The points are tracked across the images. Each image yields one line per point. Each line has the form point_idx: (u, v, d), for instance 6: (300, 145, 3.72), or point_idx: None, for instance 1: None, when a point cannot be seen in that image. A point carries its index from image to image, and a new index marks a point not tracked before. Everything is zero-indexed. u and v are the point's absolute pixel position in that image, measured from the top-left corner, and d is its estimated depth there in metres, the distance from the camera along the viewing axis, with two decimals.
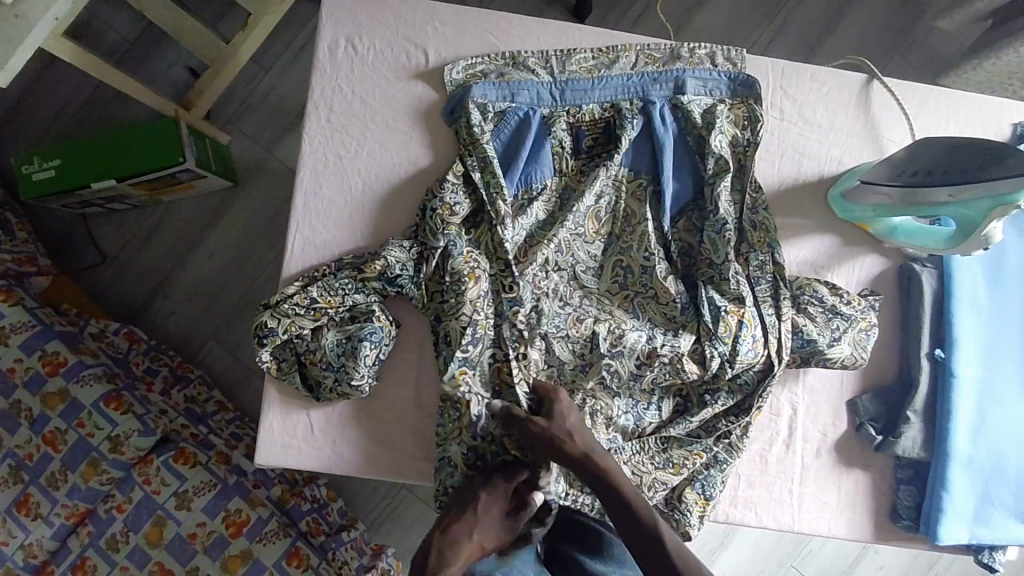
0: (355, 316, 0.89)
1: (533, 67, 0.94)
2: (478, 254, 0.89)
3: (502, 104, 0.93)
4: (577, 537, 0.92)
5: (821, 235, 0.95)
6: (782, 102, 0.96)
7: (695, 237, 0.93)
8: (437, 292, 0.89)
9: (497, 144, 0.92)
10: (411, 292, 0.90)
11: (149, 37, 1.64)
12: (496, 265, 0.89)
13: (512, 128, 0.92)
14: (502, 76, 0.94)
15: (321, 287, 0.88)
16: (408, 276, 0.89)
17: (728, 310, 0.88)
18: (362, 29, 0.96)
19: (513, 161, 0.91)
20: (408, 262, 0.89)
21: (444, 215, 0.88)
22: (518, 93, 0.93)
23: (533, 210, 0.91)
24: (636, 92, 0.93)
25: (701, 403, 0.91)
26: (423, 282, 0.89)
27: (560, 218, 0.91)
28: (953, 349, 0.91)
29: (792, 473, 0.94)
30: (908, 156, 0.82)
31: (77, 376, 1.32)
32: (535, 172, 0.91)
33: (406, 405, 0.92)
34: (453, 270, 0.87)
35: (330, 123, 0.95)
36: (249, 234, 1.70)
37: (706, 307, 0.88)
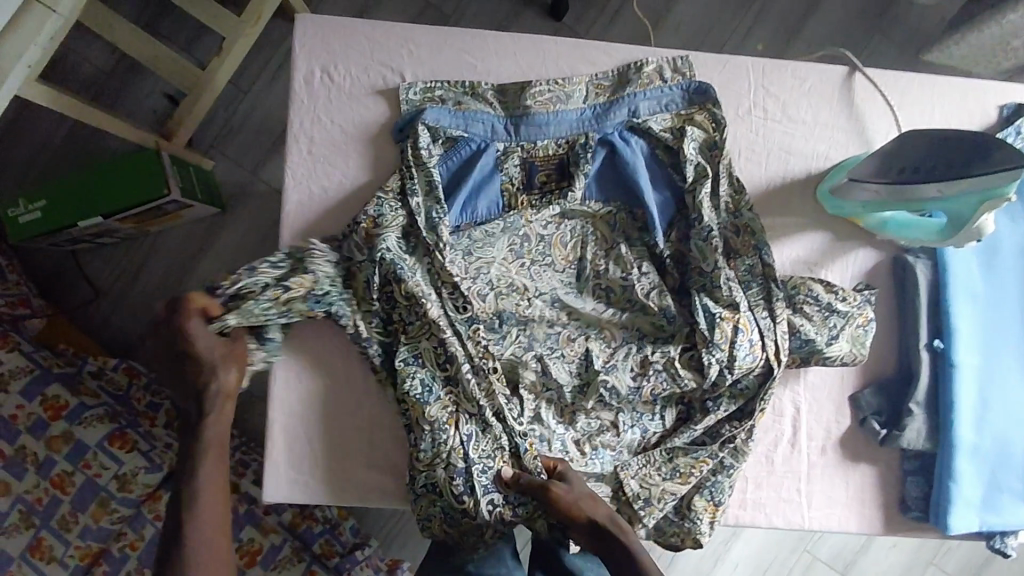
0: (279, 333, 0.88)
1: (489, 101, 0.93)
2: (425, 271, 0.89)
3: (456, 132, 0.91)
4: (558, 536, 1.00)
5: (812, 233, 0.94)
6: (763, 102, 0.95)
7: (686, 245, 0.93)
8: (363, 310, 0.89)
9: (444, 170, 0.92)
10: (339, 312, 0.88)
11: (125, 66, 1.62)
12: (447, 289, 0.89)
13: (462, 159, 0.92)
14: (459, 105, 0.93)
15: (239, 316, 0.83)
16: (334, 293, 0.88)
17: (723, 316, 0.88)
18: (337, 56, 0.94)
19: (457, 189, 0.91)
20: (335, 279, 0.88)
21: (370, 230, 0.88)
22: (473, 125, 0.92)
23: (467, 228, 0.91)
24: (591, 124, 0.92)
25: (704, 410, 0.91)
26: (351, 300, 0.89)
27: (498, 242, 0.92)
28: (951, 339, 0.90)
29: (799, 472, 0.94)
30: (894, 151, 0.81)
31: (79, 419, 1.33)
32: (479, 205, 0.91)
33: (365, 421, 0.93)
34: (406, 293, 0.87)
35: (311, 156, 0.93)
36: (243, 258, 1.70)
37: (700, 316, 0.88)
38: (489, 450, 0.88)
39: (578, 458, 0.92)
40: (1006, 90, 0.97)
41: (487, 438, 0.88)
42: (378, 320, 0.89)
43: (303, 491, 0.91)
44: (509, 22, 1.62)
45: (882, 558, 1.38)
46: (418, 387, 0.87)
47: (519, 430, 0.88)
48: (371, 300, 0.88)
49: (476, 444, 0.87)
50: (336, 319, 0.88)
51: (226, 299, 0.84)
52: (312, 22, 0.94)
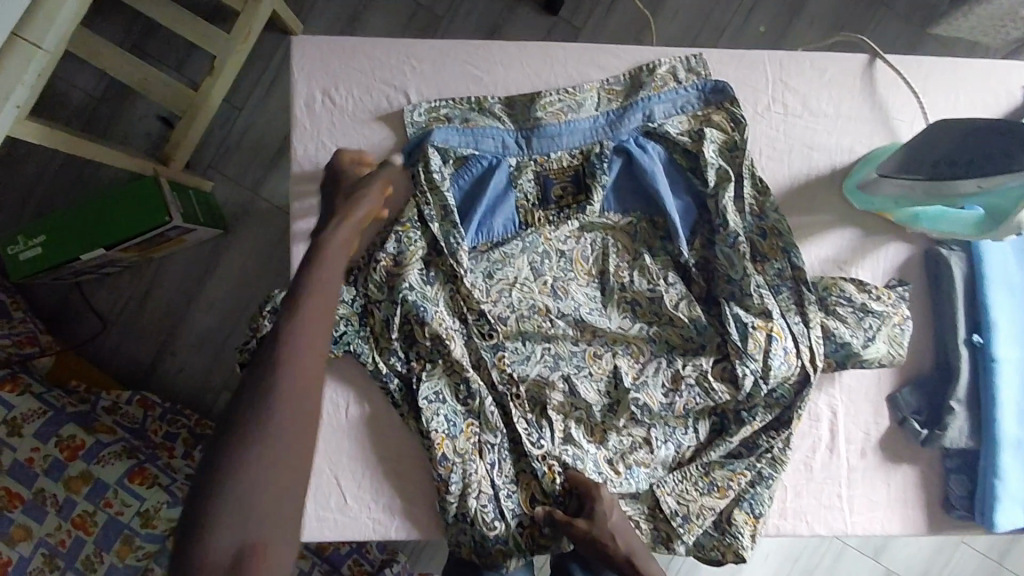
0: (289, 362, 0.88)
1: (498, 115, 0.90)
2: (447, 306, 0.87)
3: (466, 151, 0.89)
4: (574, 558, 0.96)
5: (839, 229, 0.91)
6: (784, 95, 0.91)
7: (710, 252, 0.90)
8: (384, 348, 0.87)
9: (456, 190, 0.89)
10: (360, 350, 0.87)
11: (116, 92, 1.58)
12: (473, 316, 0.87)
13: (474, 175, 0.89)
14: (467, 122, 0.90)
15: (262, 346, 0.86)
16: (353, 332, 0.86)
17: (756, 326, 0.85)
18: (337, 77, 0.91)
19: (472, 210, 0.88)
20: (351, 318, 0.87)
21: (390, 268, 0.86)
22: (482, 141, 0.89)
23: (484, 255, 0.89)
24: (604, 133, 0.90)
25: (738, 421, 0.89)
26: (372, 337, 0.87)
27: (518, 261, 0.89)
28: (991, 333, 0.86)
29: (839, 476, 0.92)
30: (924, 145, 0.78)
31: (96, 456, 1.31)
32: (494, 223, 0.89)
33: (390, 450, 0.90)
34: (430, 334, 0.85)
35: (318, 182, 0.90)
36: (250, 278, 1.68)
37: (732, 325, 0.85)
38: (511, 475, 0.88)
39: (614, 476, 0.88)
40: None
41: (512, 461, 0.88)
42: (405, 356, 0.87)
43: (334, 525, 0.88)
44: (503, 21, 1.58)
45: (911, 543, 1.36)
46: (443, 423, 0.86)
47: (537, 456, 0.87)
48: (390, 338, 0.86)
49: (502, 469, 0.87)
50: (357, 359, 0.87)
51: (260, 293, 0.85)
52: (308, 44, 0.90)
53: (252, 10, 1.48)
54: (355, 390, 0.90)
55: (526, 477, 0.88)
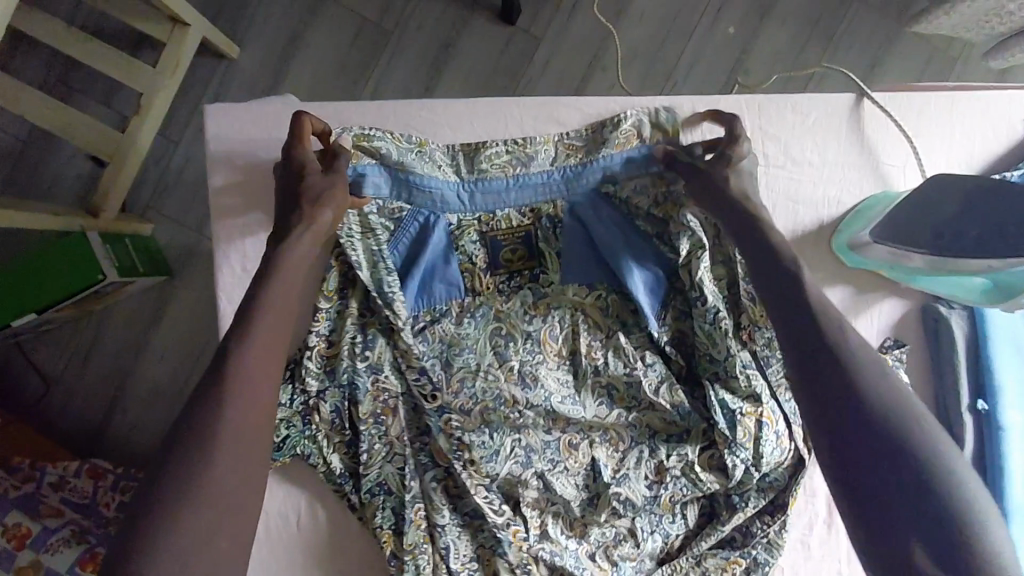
0: None
1: (438, 164, 0.82)
2: (390, 373, 0.80)
3: (401, 206, 0.81)
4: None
5: (829, 289, 0.83)
6: (763, 144, 0.82)
7: (687, 325, 0.82)
8: (335, 441, 0.80)
9: (394, 252, 0.81)
10: (308, 452, 0.79)
11: (37, 135, 1.44)
12: (414, 376, 0.79)
13: (412, 235, 0.82)
14: (402, 166, 0.80)
15: None
16: (297, 433, 0.79)
17: (744, 412, 0.78)
18: (262, 151, 0.81)
19: (410, 272, 0.80)
20: (294, 417, 0.78)
21: (324, 352, 0.79)
22: (420, 194, 0.81)
23: (433, 332, 0.81)
24: (558, 191, 0.83)
25: (730, 506, 0.81)
26: (318, 434, 0.79)
27: (477, 345, 0.81)
28: (997, 398, 0.79)
29: (838, 552, 0.85)
30: (922, 203, 0.71)
31: (45, 544, 1.26)
32: (436, 287, 0.82)
33: (350, 559, 0.82)
34: (366, 413, 0.78)
35: (246, 273, 0.81)
36: (200, 326, 1.58)
37: (718, 413, 0.78)
38: (470, 552, 0.80)
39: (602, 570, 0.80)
40: None
41: (467, 537, 0.80)
42: (353, 450, 0.80)
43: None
44: (455, 35, 1.45)
45: None
46: (389, 519, 0.79)
47: (499, 523, 0.79)
48: (343, 432, 0.79)
49: (458, 548, 0.79)
50: (307, 460, 0.80)
51: None
52: (228, 115, 0.81)
53: (179, 39, 1.35)
54: (308, 494, 0.82)
55: (487, 552, 0.80)
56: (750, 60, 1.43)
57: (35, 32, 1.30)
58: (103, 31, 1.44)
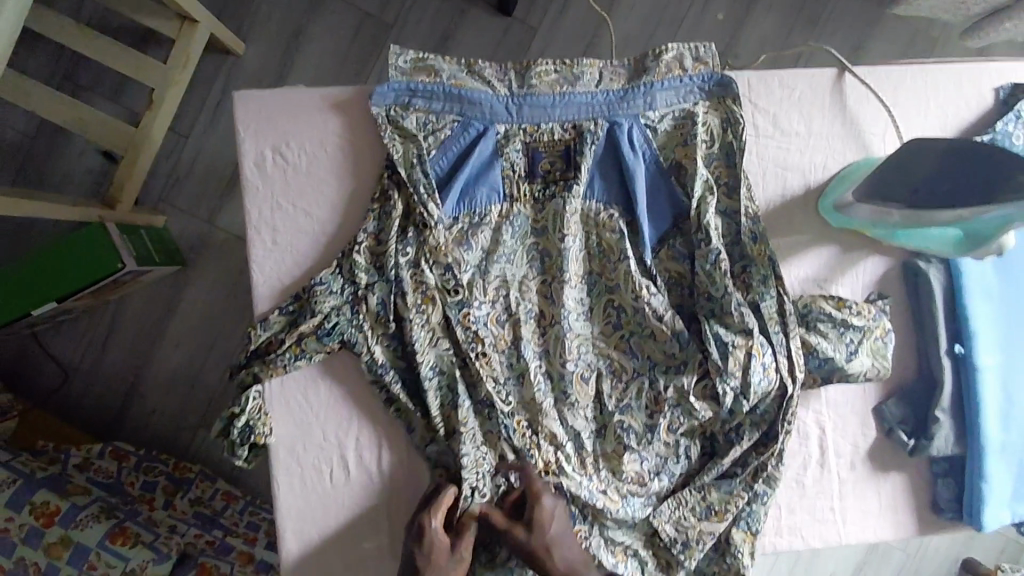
0: (260, 374, 0.83)
1: (488, 79, 0.86)
2: (425, 267, 0.84)
3: (450, 118, 0.85)
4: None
5: (819, 248, 0.91)
6: (753, 117, 0.88)
7: (684, 265, 0.88)
8: (381, 330, 0.85)
9: (442, 161, 0.85)
10: (354, 340, 0.84)
11: (49, 131, 1.49)
12: (439, 269, 0.84)
13: (459, 147, 0.85)
14: (454, 80, 0.85)
15: (262, 365, 0.83)
16: (346, 320, 0.84)
17: (736, 344, 0.83)
18: (286, 131, 0.85)
19: (454, 178, 0.85)
20: (342, 306, 0.84)
21: (372, 248, 0.84)
22: (468, 106, 0.85)
23: (477, 239, 0.86)
24: (601, 111, 0.86)
25: (728, 442, 0.88)
26: (365, 325, 0.84)
27: (515, 255, 0.87)
28: (972, 343, 0.87)
29: (831, 489, 0.94)
30: (908, 158, 0.75)
31: (74, 521, 1.30)
32: (478, 194, 0.86)
33: (382, 508, 0.88)
34: (410, 304, 0.84)
35: (277, 247, 0.85)
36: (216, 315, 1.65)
37: (712, 345, 0.84)
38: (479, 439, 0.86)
39: (615, 502, 0.87)
40: (1000, 68, 0.92)
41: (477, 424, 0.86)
42: (395, 343, 0.85)
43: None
44: (454, 28, 1.51)
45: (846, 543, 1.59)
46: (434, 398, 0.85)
47: (506, 412, 0.86)
48: (388, 322, 0.84)
49: (473, 433, 0.85)
50: (352, 348, 0.85)
51: (252, 354, 0.84)
52: (253, 98, 0.84)
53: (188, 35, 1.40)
54: (340, 442, 0.88)
55: (493, 439, 0.86)
56: (739, 43, 1.49)
57: (48, 32, 1.35)
58: (113, 30, 1.49)
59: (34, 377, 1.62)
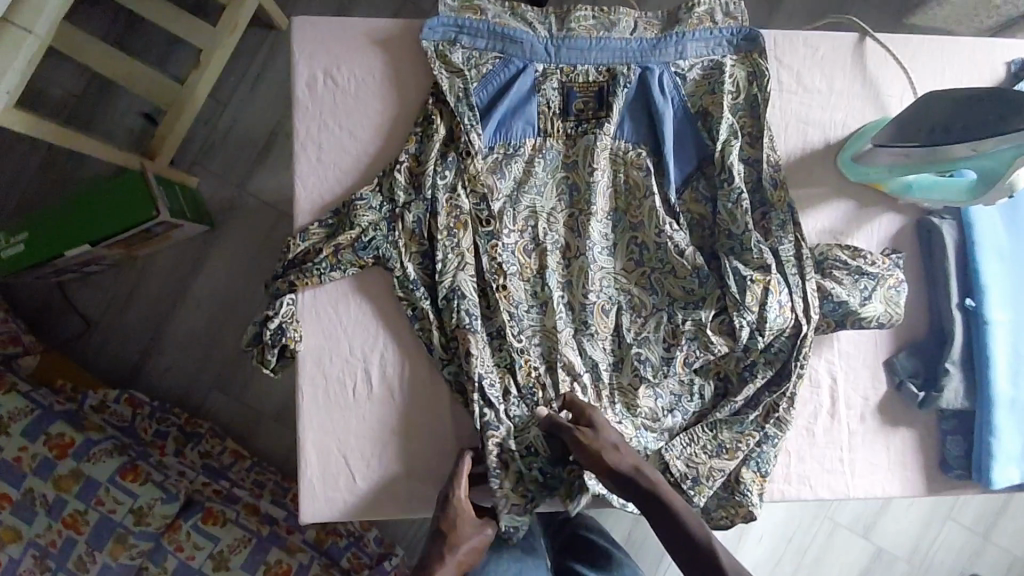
0: (296, 283, 0.87)
1: (530, 21, 0.91)
2: (461, 192, 0.88)
3: (491, 55, 0.90)
4: (590, 552, 1.11)
5: (836, 201, 0.94)
6: (778, 73, 0.94)
7: (705, 208, 0.92)
8: (415, 249, 0.89)
9: (482, 94, 0.90)
10: (388, 256, 0.88)
11: (97, 88, 1.55)
12: (475, 198, 0.88)
13: (499, 81, 0.90)
14: (499, 20, 0.91)
15: (297, 272, 0.87)
16: (382, 237, 0.87)
17: (754, 279, 0.87)
18: (338, 57, 0.91)
19: (493, 108, 0.89)
20: (379, 223, 0.88)
21: (412, 169, 0.89)
22: (510, 45, 0.90)
23: (510, 169, 0.90)
24: (633, 57, 0.91)
25: (741, 380, 0.91)
26: (400, 241, 0.88)
27: (545, 188, 0.91)
28: (983, 296, 0.90)
29: (840, 441, 0.95)
30: (917, 113, 0.79)
31: (87, 454, 1.32)
32: (514, 126, 0.90)
33: (401, 426, 0.91)
34: (443, 225, 0.88)
35: (321, 163, 0.90)
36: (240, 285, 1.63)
37: (730, 279, 0.87)
38: (494, 364, 0.88)
39: (628, 432, 0.89)
40: (1012, 45, 0.97)
41: (493, 350, 0.89)
42: (426, 262, 0.89)
43: (365, 504, 0.90)
44: None
45: (847, 553, 1.57)
46: (464, 317, 0.87)
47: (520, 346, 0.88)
48: (422, 241, 0.88)
49: (483, 356, 0.87)
50: (386, 263, 0.88)
51: (289, 262, 0.88)
52: (312, 24, 0.90)
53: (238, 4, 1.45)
54: (365, 358, 0.91)
55: (511, 370, 0.88)
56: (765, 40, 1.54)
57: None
58: None
59: (54, 329, 1.61)
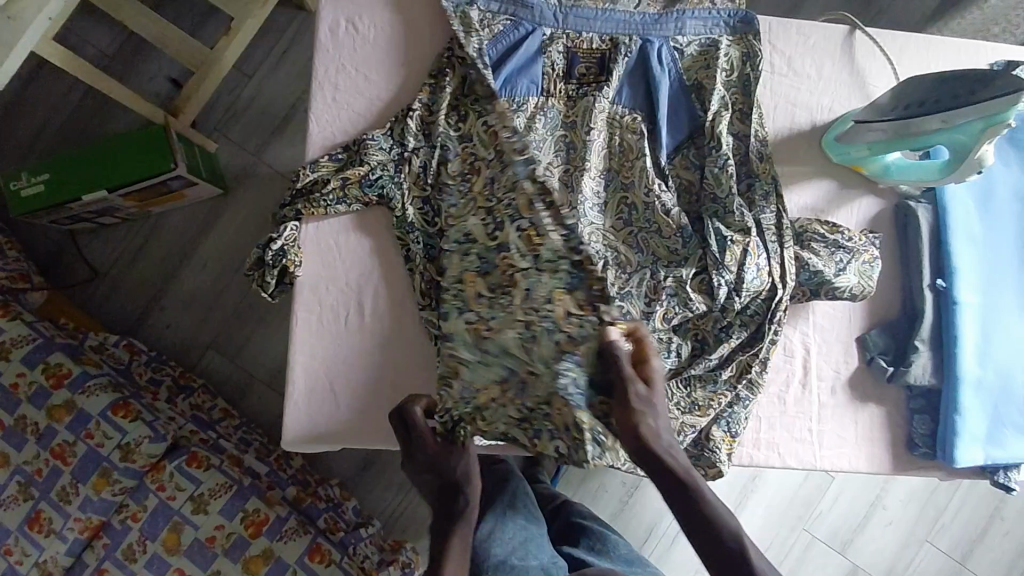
0: (304, 211, 0.93)
1: None
2: (467, 139, 0.93)
3: (502, 18, 0.97)
4: (585, 535, 1.12)
5: (818, 180, 0.99)
6: (771, 56, 1.00)
7: (694, 174, 0.97)
8: (419, 192, 0.94)
9: (495, 52, 0.95)
10: (392, 195, 0.93)
11: (128, 46, 1.59)
12: (485, 144, 0.92)
13: (508, 41, 0.96)
14: None
15: (305, 201, 0.93)
16: (388, 177, 0.93)
17: (734, 240, 0.91)
18: (361, 9, 0.99)
19: (503, 64, 0.95)
20: (387, 163, 0.93)
21: (424, 118, 0.95)
22: (521, 10, 0.97)
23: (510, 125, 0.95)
24: (636, 29, 0.97)
25: (717, 340, 0.93)
26: (405, 183, 0.93)
27: (545, 141, 0.96)
28: (953, 277, 0.95)
29: (810, 412, 0.97)
30: (896, 94, 0.86)
31: (82, 387, 1.32)
32: (520, 84, 0.96)
33: (388, 360, 0.95)
34: (448, 171, 0.93)
35: (337, 103, 0.97)
36: (239, 249, 1.62)
37: (712, 238, 0.91)
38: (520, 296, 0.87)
39: None
40: (993, 49, 1.03)
41: (517, 287, 0.88)
42: (426, 208, 0.94)
43: (345, 434, 0.93)
44: None
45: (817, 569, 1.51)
46: (474, 262, 0.90)
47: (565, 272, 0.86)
48: (425, 185, 0.93)
49: (496, 291, 0.89)
50: (389, 203, 0.93)
51: (298, 191, 0.94)
52: None
53: None
54: (360, 290, 0.95)
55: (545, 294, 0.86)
56: None
57: None
58: None
59: (62, 274, 1.61)
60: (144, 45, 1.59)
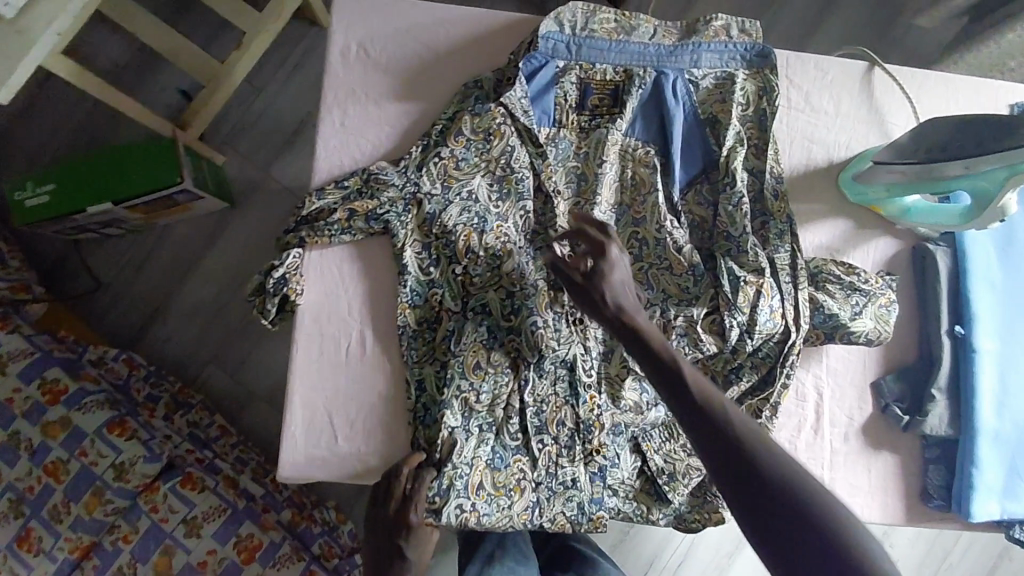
0: (307, 239, 0.91)
1: (559, 18, 0.93)
2: (479, 178, 0.91)
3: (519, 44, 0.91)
4: (577, 561, 1.08)
5: (833, 219, 0.96)
6: (788, 91, 0.98)
7: (707, 211, 0.95)
8: (423, 237, 0.91)
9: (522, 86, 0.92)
10: (397, 230, 0.90)
11: (139, 58, 1.58)
12: (494, 188, 0.91)
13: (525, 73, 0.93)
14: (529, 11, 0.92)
15: (309, 228, 0.91)
16: (395, 213, 0.90)
17: (748, 280, 0.88)
18: (372, 34, 0.97)
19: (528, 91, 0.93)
20: (397, 200, 0.90)
21: (449, 166, 0.90)
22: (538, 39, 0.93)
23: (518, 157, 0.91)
24: (651, 61, 0.95)
25: (726, 382, 0.91)
26: (410, 224, 0.90)
27: (557, 173, 0.94)
28: (972, 325, 0.92)
29: (822, 459, 0.93)
30: (920, 136, 0.83)
31: (78, 403, 1.30)
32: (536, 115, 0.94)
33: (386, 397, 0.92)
34: (456, 217, 0.89)
35: (345, 129, 0.95)
36: (241, 266, 1.60)
37: (724, 278, 0.88)
38: (507, 361, 0.90)
39: (608, 423, 0.89)
40: (1015, 90, 1.00)
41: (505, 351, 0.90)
42: (426, 253, 0.91)
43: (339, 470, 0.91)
44: None
45: None
46: (473, 329, 0.90)
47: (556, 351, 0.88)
48: (429, 232, 0.90)
49: (489, 355, 0.89)
50: (393, 239, 0.91)
51: (303, 218, 0.91)
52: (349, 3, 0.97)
53: None
54: (361, 323, 0.93)
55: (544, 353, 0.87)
56: None
57: None
58: None
59: (63, 284, 1.59)
60: (155, 57, 1.58)
